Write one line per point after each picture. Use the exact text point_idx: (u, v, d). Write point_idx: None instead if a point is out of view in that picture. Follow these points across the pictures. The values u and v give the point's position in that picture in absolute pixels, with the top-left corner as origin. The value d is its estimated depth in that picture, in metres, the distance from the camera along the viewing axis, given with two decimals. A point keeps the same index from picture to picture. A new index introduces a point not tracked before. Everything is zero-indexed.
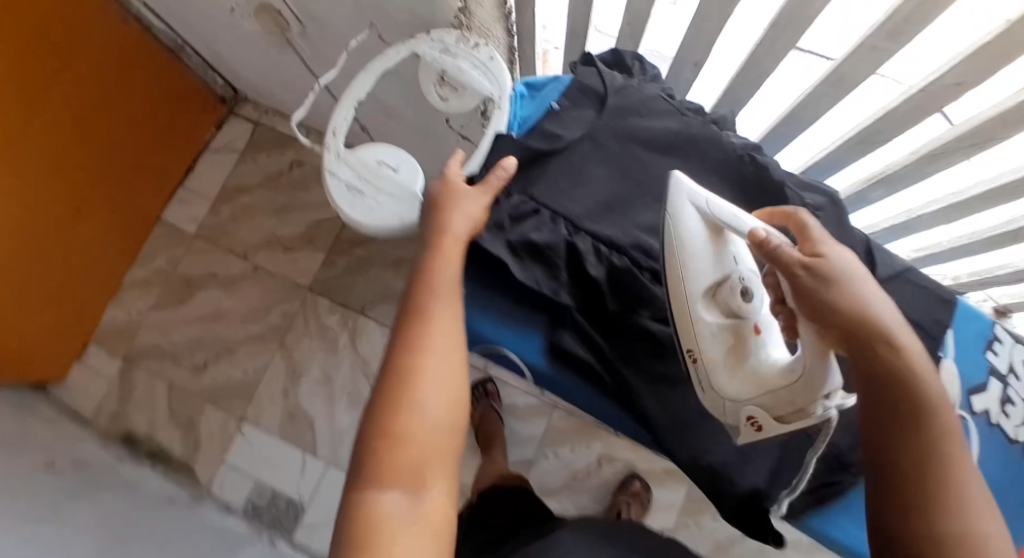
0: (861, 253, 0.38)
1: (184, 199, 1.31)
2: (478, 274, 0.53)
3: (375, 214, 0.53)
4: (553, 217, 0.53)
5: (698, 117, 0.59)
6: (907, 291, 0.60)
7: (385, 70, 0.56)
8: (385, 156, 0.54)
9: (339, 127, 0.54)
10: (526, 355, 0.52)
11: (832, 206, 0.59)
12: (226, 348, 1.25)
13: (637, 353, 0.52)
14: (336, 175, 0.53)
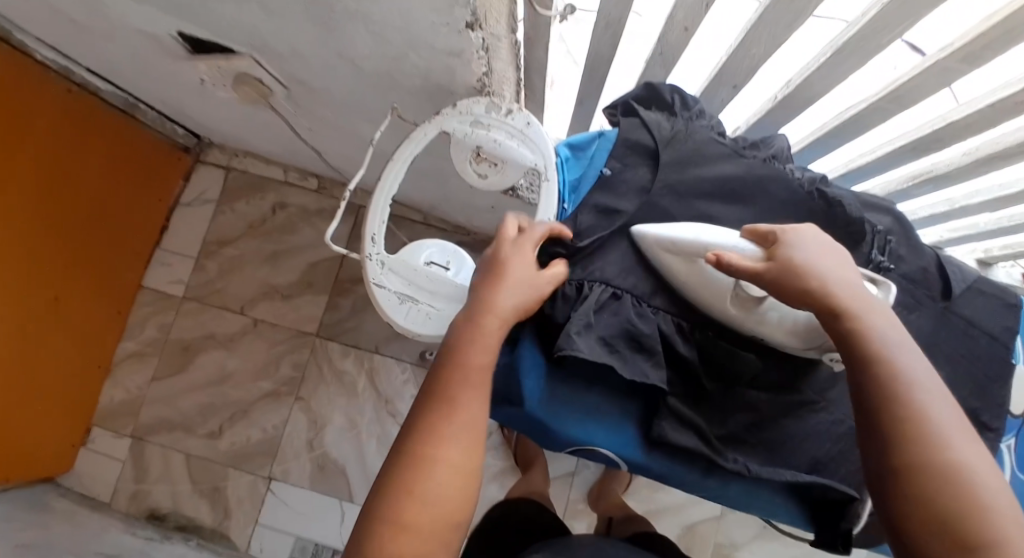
0: (814, 252, 0.41)
1: (165, 259, 1.24)
2: (559, 376, 0.52)
3: (433, 321, 0.49)
4: (634, 301, 0.51)
5: (756, 154, 0.55)
6: (978, 302, 0.58)
7: (416, 154, 0.53)
8: (431, 256, 0.52)
9: (376, 232, 0.50)
10: (622, 450, 0.52)
11: (899, 225, 0.58)
12: (240, 409, 1.19)
13: (737, 428, 0.51)
14: (383, 286, 0.49)
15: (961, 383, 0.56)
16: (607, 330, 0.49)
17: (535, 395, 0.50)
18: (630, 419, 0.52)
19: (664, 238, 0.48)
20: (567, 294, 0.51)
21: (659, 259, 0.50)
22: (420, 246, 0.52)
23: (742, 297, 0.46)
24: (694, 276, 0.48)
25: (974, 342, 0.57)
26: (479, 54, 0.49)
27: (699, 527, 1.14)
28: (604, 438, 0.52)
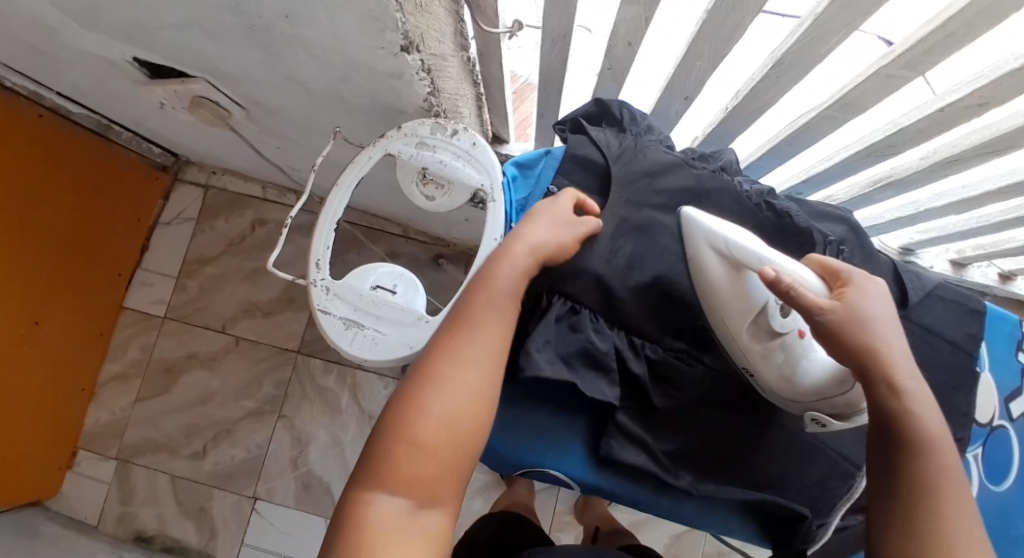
0: (880, 309, 0.41)
1: (146, 280, 1.24)
2: (511, 397, 0.53)
3: (380, 346, 0.51)
4: (591, 315, 0.50)
5: (706, 166, 0.56)
6: (937, 309, 0.58)
7: (362, 177, 0.54)
8: (380, 280, 0.54)
9: (322, 258, 0.53)
10: (571, 471, 0.52)
11: (853, 234, 0.58)
12: (223, 428, 1.19)
13: (685, 443, 0.52)
14: (330, 312, 0.52)
15: None
16: (563, 348, 0.49)
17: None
18: (580, 439, 0.53)
19: (718, 237, 0.46)
20: (528, 308, 0.52)
21: (696, 255, 0.48)
22: (366, 271, 0.54)
23: (759, 324, 0.46)
24: (725, 286, 0.47)
25: (932, 349, 0.57)
26: (420, 75, 0.49)
27: (686, 535, 1.12)
28: (551, 460, 0.52)
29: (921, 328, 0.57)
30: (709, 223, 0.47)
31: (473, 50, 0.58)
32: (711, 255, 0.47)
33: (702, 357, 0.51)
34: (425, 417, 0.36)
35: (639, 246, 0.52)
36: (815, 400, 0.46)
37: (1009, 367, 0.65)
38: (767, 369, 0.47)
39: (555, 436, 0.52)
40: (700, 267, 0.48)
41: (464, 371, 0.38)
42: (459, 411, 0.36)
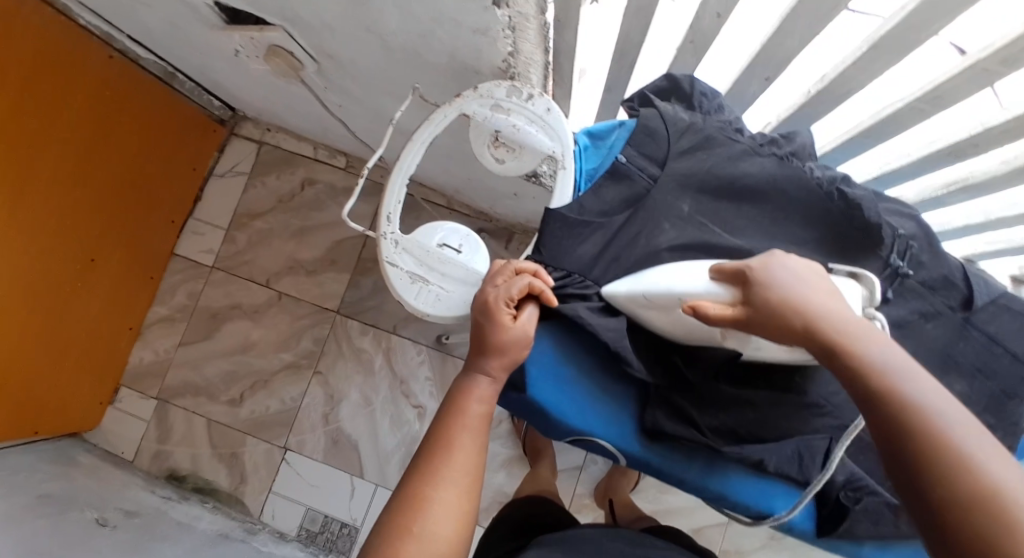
0: (789, 277, 0.39)
1: (197, 230, 1.28)
2: (559, 359, 0.52)
3: (442, 302, 0.51)
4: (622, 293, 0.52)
5: (774, 149, 0.53)
6: (1002, 319, 0.55)
7: (435, 136, 0.53)
8: (445, 238, 0.52)
9: (391, 211, 0.51)
10: (617, 438, 0.51)
11: (923, 233, 0.55)
12: (260, 379, 1.23)
13: (732, 422, 0.50)
14: (396, 265, 0.51)
15: (979, 395, 0.54)
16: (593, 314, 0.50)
17: (539, 377, 0.50)
18: (627, 408, 0.52)
19: (637, 294, 0.47)
20: (579, 294, 0.52)
21: (644, 318, 0.49)
22: (433, 226, 0.53)
23: (731, 335, 0.44)
24: (675, 325, 0.47)
25: (996, 356, 0.55)
26: (505, 32, 0.48)
27: (707, 530, 1.12)
28: (599, 424, 0.51)
29: (985, 334, 0.55)
30: (634, 286, 0.47)
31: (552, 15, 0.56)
32: (648, 308, 0.47)
33: None
34: (444, 467, 0.39)
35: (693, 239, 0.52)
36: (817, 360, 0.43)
37: None
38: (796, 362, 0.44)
39: (602, 400, 0.52)
40: (653, 325, 0.49)
41: (472, 418, 0.42)
42: (472, 456, 0.40)
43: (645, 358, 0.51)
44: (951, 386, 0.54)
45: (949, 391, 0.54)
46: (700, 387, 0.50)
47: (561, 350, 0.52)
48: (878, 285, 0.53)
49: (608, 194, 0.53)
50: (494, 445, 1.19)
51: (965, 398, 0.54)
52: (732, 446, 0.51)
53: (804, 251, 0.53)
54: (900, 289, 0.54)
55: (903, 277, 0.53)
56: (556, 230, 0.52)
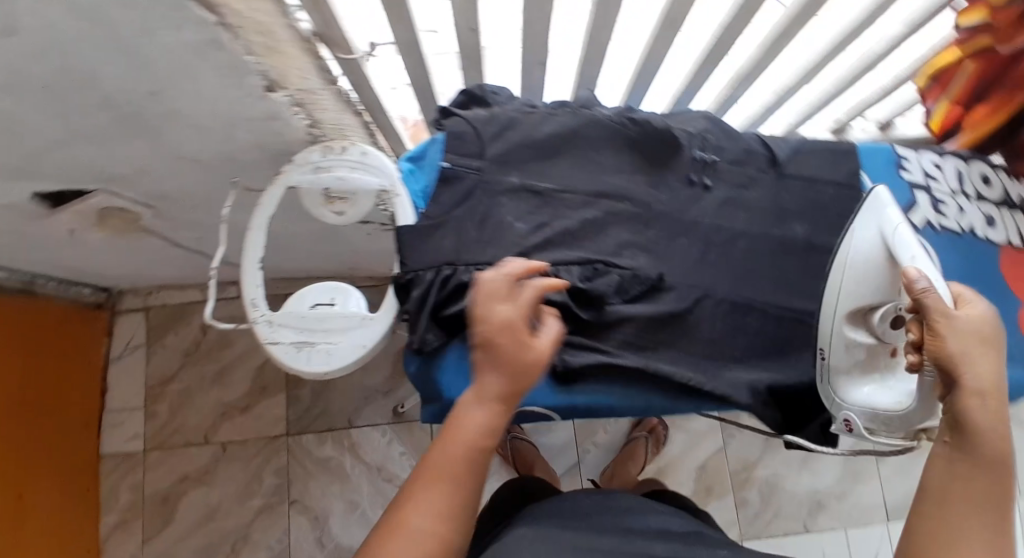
0: (982, 327, 0.41)
1: (116, 420, 1.21)
2: (464, 353, 0.53)
3: (336, 355, 0.51)
4: (502, 269, 0.54)
5: (567, 108, 0.62)
6: (807, 163, 0.64)
7: (269, 217, 0.54)
8: (316, 298, 0.52)
9: (256, 296, 0.52)
10: (541, 402, 0.53)
11: (713, 123, 0.65)
12: (239, 536, 1.15)
13: (629, 339, 0.56)
14: (280, 342, 0.51)
15: (819, 229, 0.62)
16: None
17: (448, 377, 0.52)
18: (542, 371, 0.55)
19: (886, 226, 0.50)
20: (468, 283, 0.52)
21: (852, 240, 0.52)
22: (299, 293, 0.52)
23: (881, 311, 0.50)
24: (866, 266, 0.51)
25: (818, 193, 0.63)
26: (294, 110, 0.54)
27: (710, 465, 1.19)
28: (518, 396, 0.53)
29: (799, 180, 0.63)
30: (889, 219, 0.50)
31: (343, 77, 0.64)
32: (874, 239, 0.51)
33: (613, 263, 0.57)
34: (416, 517, 0.36)
35: (538, 206, 0.58)
36: (862, 405, 0.53)
37: (896, 182, 0.67)
38: (846, 380, 0.54)
39: None
40: (851, 250, 0.52)
41: (462, 451, 0.39)
42: (447, 505, 0.37)
43: None
44: (794, 231, 0.62)
45: (794, 233, 0.62)
46: (591, 321, 0.55)
47: (462, 343, 0.53)
48: (694, 178, 0.62)
49: (446, 199, 0.56)
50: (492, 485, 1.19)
51: (810, 236, 0.62)
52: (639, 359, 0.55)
53: (625, 176, 0.61)
54: (714, 173, 0.63)
55: (709, 163, 0.63)
56: (415, 241, 0.53)
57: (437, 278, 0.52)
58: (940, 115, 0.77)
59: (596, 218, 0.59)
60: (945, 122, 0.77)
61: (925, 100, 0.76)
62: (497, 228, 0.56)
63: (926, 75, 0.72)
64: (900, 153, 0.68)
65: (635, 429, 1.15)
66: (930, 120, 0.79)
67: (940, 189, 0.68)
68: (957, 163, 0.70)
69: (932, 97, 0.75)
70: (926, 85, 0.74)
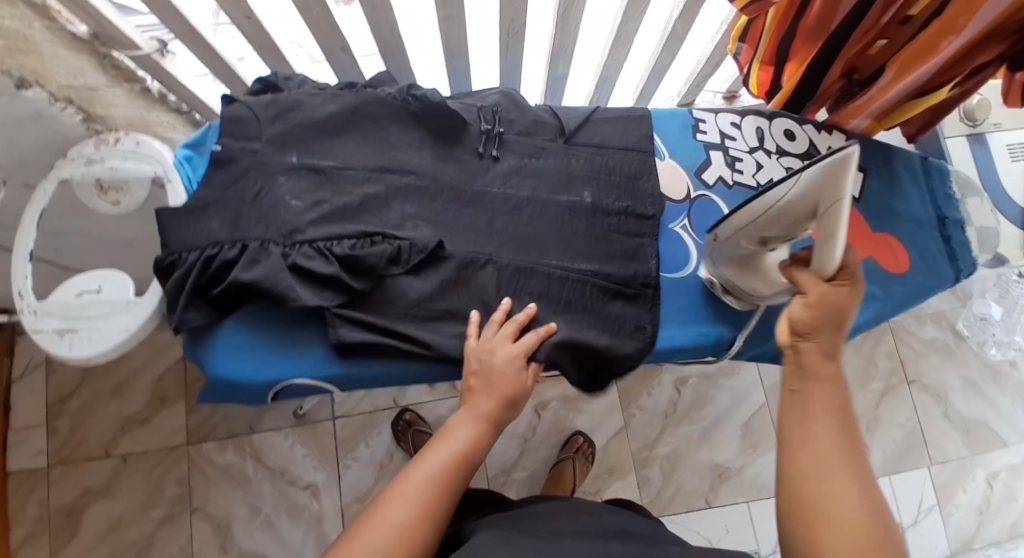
0: (840, 297, 0.43)
1: (18, 438, 1.19)
2: (237, 328, 0.56)
3: (100, 340, 0.52)
4: (269, 244, 0.53)
5: (353, 89, 0.63)
6: (596, 130, 0.67)
7: (42, 209, 0.55)
8: (84, 285, 0.53)
9: (24, 287, 0.53)
10: (315, 372, 0.55)
11: (505, 98, 0.67)
12: (142, 548, 1.15)
13: (411, 309, 0.56)
14: (43, 330, 0.52)
15: (607, 193, 0.64)
16: (244, 273, 0.51)
17: (216, 354, 0.55)
18: (313, 343, 0.56)
19: (801, 189, 0.44)
20: (234, 259, 0.52)
21: (773, 193, 0.47)
22: (68, 282, 0.53)
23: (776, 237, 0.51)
24: (771, 207, 0.48)
25: (606, 158, 0.66)
26: (59, 104, 0.57)
27: (612, 445, 1.20)
28: (290, 366, 0.55)
29: (587, 147, 0.66)
30: (810, 182, 0.43)
31: (158, 88, 0.67)
32: (791, 196, 0.46)
33: (394, 233, 0.57)
34: (385, 505, 0.41)
35: (316, 184, 0.58)
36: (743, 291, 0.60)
37: (690, 145, 0.70)
38: (734, 276, 0.59)
39: (293, 346, 0.56)
40: (772, 194, 0.47)
41: (432, 464, 0.45)
42: (411, 497, 0.42)
43: (315, 291, 0.54)
44: (582, 196, 0.64)
45: (581, 199, 0.63)
46: (369, 291, 0.55)
47: (239, 319, 0.56)
48: (482, 151, 0.63)
49: (220, 179, 0.56)
50: None
51: (596, 199, 0.64)
52: (418, 328, 0.57)
53: (412, 152, 0.61)
54: (502, 145, 0.64)
55: (497, 135, 0.64)
56: (181, 220, 0.54)
57: (203, 254, 0.52)
58: (754, 80, 0.75)
59: (380, 194, 0.59)
60: (760, 85, 0.76)
61: (738, 64, 0.74)
62: (270, 203, 0.55)
63: (734, 38, 0.70)
64: (697, 117, 0.71)
65: (564, 452, 1.15)
66: (749, 85, 0.77)
67: (734, 147, 0.71)
68: (757, 121, 0.71)
69: (744, 61, 0.72)
70: (735, 50, 0.73)
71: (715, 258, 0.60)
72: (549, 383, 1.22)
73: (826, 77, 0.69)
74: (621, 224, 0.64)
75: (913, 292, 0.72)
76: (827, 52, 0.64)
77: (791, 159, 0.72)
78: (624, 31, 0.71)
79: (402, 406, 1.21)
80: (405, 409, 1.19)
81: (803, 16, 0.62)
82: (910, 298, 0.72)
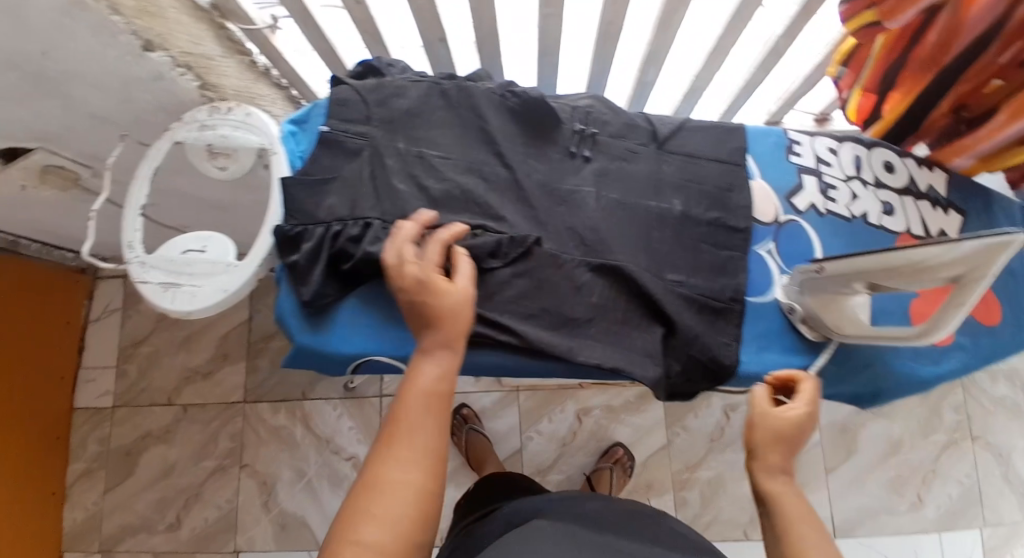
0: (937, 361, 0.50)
1: (89, 377, 1.29)
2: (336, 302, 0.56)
3: (200, 298, 0.54)
4: (385, 225, 0.55)
5: (452, 80, 0.64)
6: (690, 139, 0.65)
7: (154, 169, 0.58)
8: (188, 244, 0.56)
9: (133, 239, 0.56)
10: (416, 354, 0.56)
11: (600, 101, 0.66)
12: (192, 494, 1.22)
13: (510, 302, 0.56)
14: (148, 281, 0.54)
15: (698, 202, 0.63)
16: (371, 249, 0.53)
17: (301, 325, 0.55)
18: (399, 323, 0.56)
19: (960, 265, 0.44)
20: (357, 236, 0.54)
21: (917, 253, 0.46)
22: (174, 239, 0.56)
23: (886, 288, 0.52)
24: (907, 268, 0.47)
25: (699, 167, 0.64)
26: (178, 70, 0.58)
27: (651, 460, 1.18)
28: (393, 345, 0.55)
29: (681, 155, 0.64)
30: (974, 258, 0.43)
31: (263, 61, 0.73)
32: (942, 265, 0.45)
33: (496, 224, 0.58)
34: (389, 485, 0.38)
35: (415, 170, 0.59)
36: (817, 325, 0.60)
37: (782, 166, 0.67)
38: (821, 311, 0.58)
39: (390, 325, 0.56)
40: (918, 255, 0.46)
41: (420, 424, 0.41)
42: (415, 472, 0.39)
43: None
44: (672, 204, 0.62)
45: (671, 206, 0.62)
46: (469, 279, 0.56)
47: (354, 296, 0.56)
48: (574, 150, 0.63)
49: (325, 161, 0.57)
50: None
51: (686, 208, 0.62)
52: (519, 323, 0.56)
53: (506, 142, 0.61)
54: (595, 146, 0.63)
55: (591, 136, 0.63)
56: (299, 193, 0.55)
57: (329, 230, 0.54)
58: (855, 104, 0.70)
59: (473, 183, 0.60)
60: (861, 111, 0.71)
61: (839, 88, 0.71)
62: (381, 184, 0.57)
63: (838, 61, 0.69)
64: (793, 137, 0.68)
65: (601, 461, 1.15)
66: (846, 110, 0.72)
67: (828, 173, 0.68)
68: (857, 149, 0.68)
69: (846, 84, 0.70)
70: (838, 74, 0.70)
71: (803, 289, 0.59)
72: (595, 390, 1.21)
73: (934, 113, 0.64)
74: (710, 236, 0.62)
75: (1003, 348, 0.67)
76: (933, 89, 0.60)
77: (888, 192, 0.69)
78: (727, 42, 0.69)
79: (461, 402, 1.21)
80: (463, 405, 1.19)
81: (913, 50, 0.59)
82: (999, 353, 0.67)
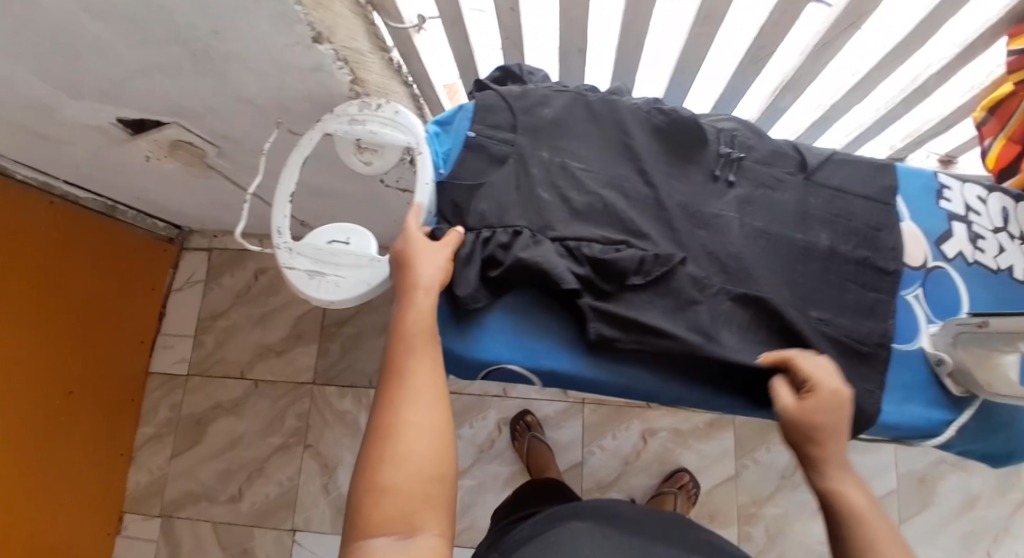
0: None
1: (167, 343, 1.33)
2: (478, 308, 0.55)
3: (343, 288, 0.55)
4: (532, 235, 0.54)
5: (595, 93, 0.63)
6: (836, 171, 0.63)
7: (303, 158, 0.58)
8: (333, 235, 0.56)
9: (281, 224, 0.56)
10: (553, 367, 0.55)
11: (744, 125, 0.64)
12: (255, 469, 1.25)
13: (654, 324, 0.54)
14: (294, 268, 0.55)
15: (844, 238, 0.60)
16: (523, 254, 0.52)
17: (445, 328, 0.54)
18: (539, 333, 0.55)
19: None
20: (506, 244, 0.53)
21: None
22: (319, 230, 0.56)
23: None
24: None
25: (846, 202, 0.61)
26: (338, 64, 0.58)
27: (717, 490, 1.15)
28: (532, 356, 0.55)
29: (828, 188, 0.62)
30: None
31: (399, 59, 0.73)
32: None
33: (640, 239, 0.56)
34: (402, 429, 0.39)
35: (561, 180, 0.58)
36: (968, 379, 0.58)
37: (932, 211, 0.64)
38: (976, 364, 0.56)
39: (529, 334, 0.55)
40: None
41: (421, 374, 0.42)
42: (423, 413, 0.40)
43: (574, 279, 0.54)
44: (817, 238, 0.60)
45: (818, 240, 0.60)
46: (614, 293, 0.55)
47: (497, 305, 0.56)
48: (719, 173, 0.61)
49: (471, 165, 0.57)
50: (494, 467, 1.21)
51: (833, 243, 0.60)
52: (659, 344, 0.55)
53: (650, 159, 0.60)
54: (741, 172, 0.61)
55: (737, 161, 0.61)
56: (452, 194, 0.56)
57: (478, 236, 0.53)
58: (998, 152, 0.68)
59: (617, 198, 0.58)
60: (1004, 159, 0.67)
61: (980, 134, 0.69)
62: (525, 195, 0.56)
63: (984, 106, 0.67)
64: (942, 181, 0.65)
65: (665, 485, 1.12)
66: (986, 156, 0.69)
67: (978, 223, 0.64)
68: (1005, 201, 0.65)
69: (990, 132, 0.68)
70: (982, 119, 0.69)
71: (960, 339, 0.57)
72: (663, 412, 1.19)
73: None
74: (857, 275, 0.60)
75: None
76: None
77: None
78: (877, 74, 0.66)
79: (523, 409, 1.21)
80: (526, 412, 1.19)
81: None
82: None
